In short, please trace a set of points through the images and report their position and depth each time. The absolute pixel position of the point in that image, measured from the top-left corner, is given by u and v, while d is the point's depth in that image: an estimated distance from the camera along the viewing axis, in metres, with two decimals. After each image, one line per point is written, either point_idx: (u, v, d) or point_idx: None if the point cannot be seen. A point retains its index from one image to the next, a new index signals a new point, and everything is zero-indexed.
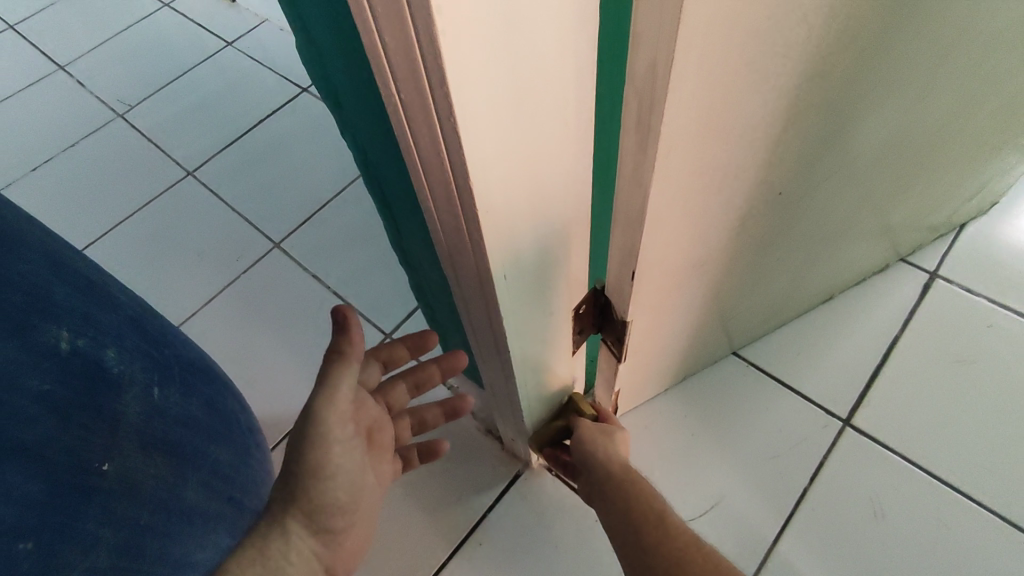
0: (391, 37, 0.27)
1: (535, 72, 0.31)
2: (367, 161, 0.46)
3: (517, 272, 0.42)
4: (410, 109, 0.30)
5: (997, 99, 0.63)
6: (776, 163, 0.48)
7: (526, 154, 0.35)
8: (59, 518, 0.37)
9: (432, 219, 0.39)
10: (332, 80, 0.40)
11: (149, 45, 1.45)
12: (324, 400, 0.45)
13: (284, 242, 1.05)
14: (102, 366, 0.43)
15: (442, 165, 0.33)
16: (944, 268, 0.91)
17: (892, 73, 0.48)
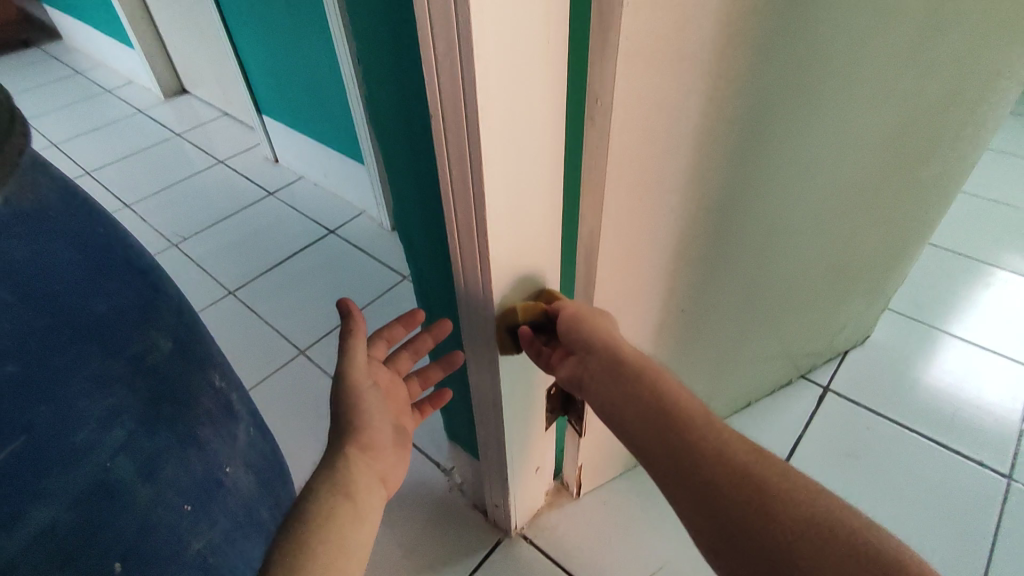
0: (461, 208, 0.52)
1: (532, 229, 0.56)
2: (419, 274, 0.70)
3: (512, 351, 0.65)
4: (464, 242, 0.55)
5: (834, 257, 0.91)
6: (676, 290, 0.75)
7: (524, 272, 0.59)
8: (198, 503, 0.55)
9: (464, 306, 0.62)
10: (407, 225, 0.65)
11: (203, 190, 1.78)
12: (347, 361, 0.60)
13: (309, 349, 1.28)
14: (231, 404, 0.62)
15: (477, 273, 0.56)
16: (835, 384, 1.16)
17: (741, 247, 0.76)
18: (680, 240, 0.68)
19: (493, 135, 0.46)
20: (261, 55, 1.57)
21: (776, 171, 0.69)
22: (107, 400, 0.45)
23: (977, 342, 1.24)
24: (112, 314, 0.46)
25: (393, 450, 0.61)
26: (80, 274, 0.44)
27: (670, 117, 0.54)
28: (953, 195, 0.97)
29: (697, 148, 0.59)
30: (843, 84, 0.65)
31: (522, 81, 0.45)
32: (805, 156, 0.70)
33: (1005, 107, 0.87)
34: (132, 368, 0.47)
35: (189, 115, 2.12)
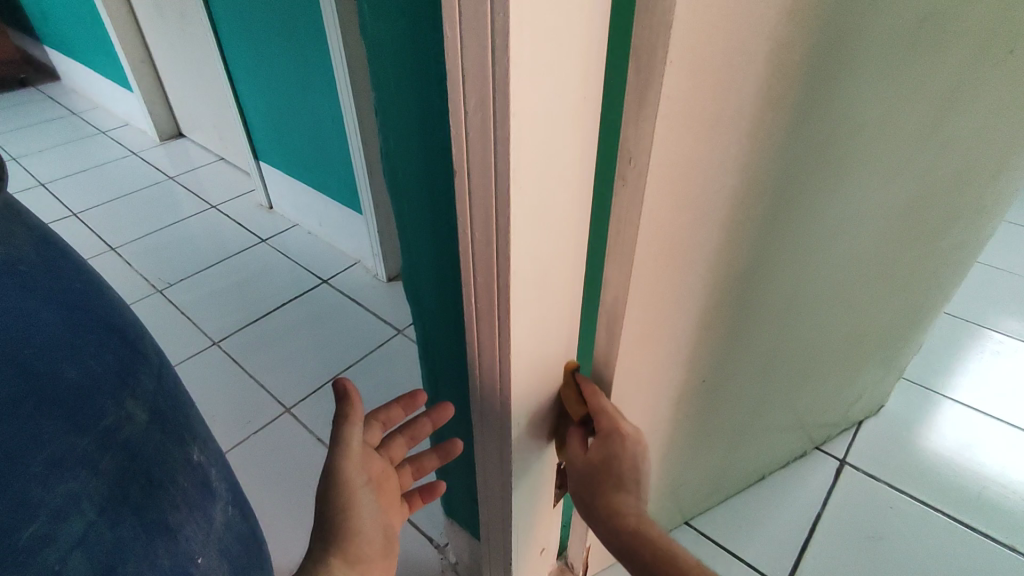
0: (481, 260, 0.46)
1: (554, 286, 0.50)
2: (425, 334, 0.64)
3: (525, 423, 0.59)
4: (479, 296, 0.49)
5: (851, 325, 0.87)
6: (697, 358, 0.69)
7: (542, 335, 0.53)
8: None
9: (474, 367, 0.55)
10: (416, 280, 0.60)
11: (193, 234, 1.73)
12: (341, 453, 0.53)
13: (295, 407, 1.20)
14: (207, 480, 0.55)
15: (492, 331, 0.50)
16: (850, 457, 1.11)
17: (763, 316, 0.72)
18: (705, 310, 0.63)
19: (523, 189, 0.41)
20: (262, 103, 1.55)
21: (802, 240, 0.66)
22: (66, 487, 0.38)
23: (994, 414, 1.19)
24: (84, 384, 0.41)
25: (378, 555, 0.56)
26: (52, 337, 0.40)
27: (704, 184, 0.51)
28: (969, 264, 0.95)
29: (728, 216, 0.55)
30: (870, 155, 0.63)
31: (555, 139, 0.42)
32: (831, 225, 0.67)
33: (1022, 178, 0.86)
34: (100, 445, 0.41)
35: (184, 159, 2.09)
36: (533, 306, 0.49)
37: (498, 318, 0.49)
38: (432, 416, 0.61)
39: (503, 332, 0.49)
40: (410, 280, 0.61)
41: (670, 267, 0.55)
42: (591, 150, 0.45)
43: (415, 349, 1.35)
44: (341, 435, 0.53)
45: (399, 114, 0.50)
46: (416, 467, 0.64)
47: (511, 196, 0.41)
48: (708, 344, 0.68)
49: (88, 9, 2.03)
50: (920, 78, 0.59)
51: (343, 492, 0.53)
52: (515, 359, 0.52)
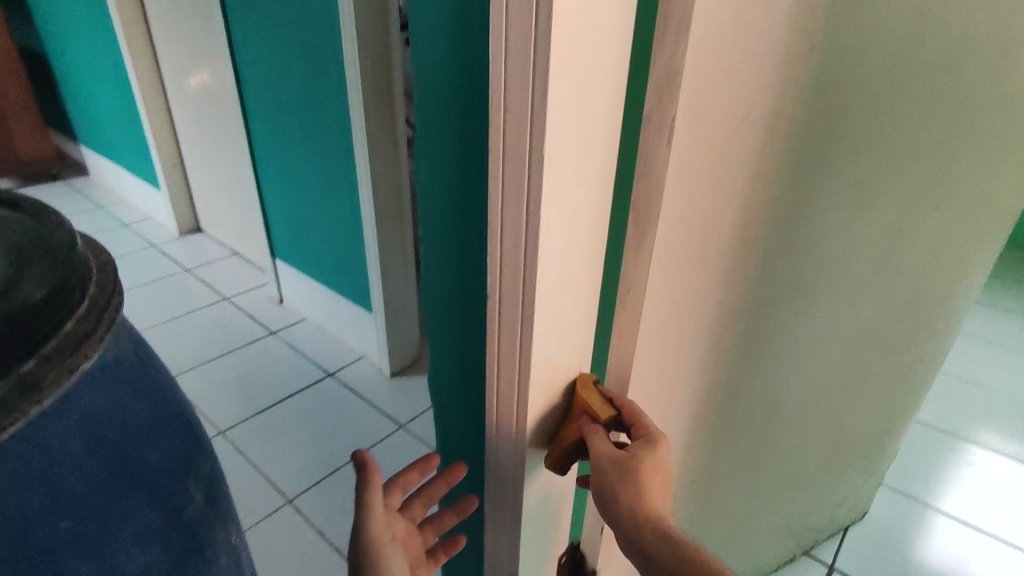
0: (504, 370, 0.54)
1: (565, 393, 0.58)
2: (443, 429, 0.70)
3: (534, 516, 0.64)
4: (501, 400, 0.56)
5: (829, 432, 0.95)
6: (688, 458, 0.76)
7: (552, 436, 0.60)
8: None
9: (491, 465, 0.62)
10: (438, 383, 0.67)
11: (205, 325, 1.80)
12: (366, 518, 0.58)
13: (296, 498, 1.22)
14: (240, 563, 0.59)
15: (510, 432, 0.57)
16: (839, 563, 1.14)
17: (748, 420, 0.79)
18: (694, 411, 0.71)
19: (545, 316, 0.50)
20: (286, 207, 1.69)
21: (779, 353, 0.75)
22: (143, 557, 0.44)
23: (974, 523, 1.24)
24: (163, 467, 0.46)
25: None
26: (142, 424, 0.46)
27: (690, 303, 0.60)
28: (931, 378, 1.04)
29: (711, 330, 0.65)
30: (834, 282, 0.73)
31: (573, 278, 0.51)
32: (803, 340, 0.77)
33: (969, 301, 0.98)
34: (169, 523, 0.47)
35: (201, 253, 2.21)
36: (551, 404, 0.56)
37: (517, 415, 0.55)
38: (445, 477, 0.65)
39: (521, 428, 0.56)
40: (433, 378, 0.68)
41: (662, 372, 0.64)
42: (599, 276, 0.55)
43: (415, 443, 1.39)
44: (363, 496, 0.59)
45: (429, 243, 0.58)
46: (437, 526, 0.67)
47: (536, 316, 0.49)
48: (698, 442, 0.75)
49: (130, 118, 2.23)
50: (868, 222, 0.71)
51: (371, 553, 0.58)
52: (529, 453, 0.58)
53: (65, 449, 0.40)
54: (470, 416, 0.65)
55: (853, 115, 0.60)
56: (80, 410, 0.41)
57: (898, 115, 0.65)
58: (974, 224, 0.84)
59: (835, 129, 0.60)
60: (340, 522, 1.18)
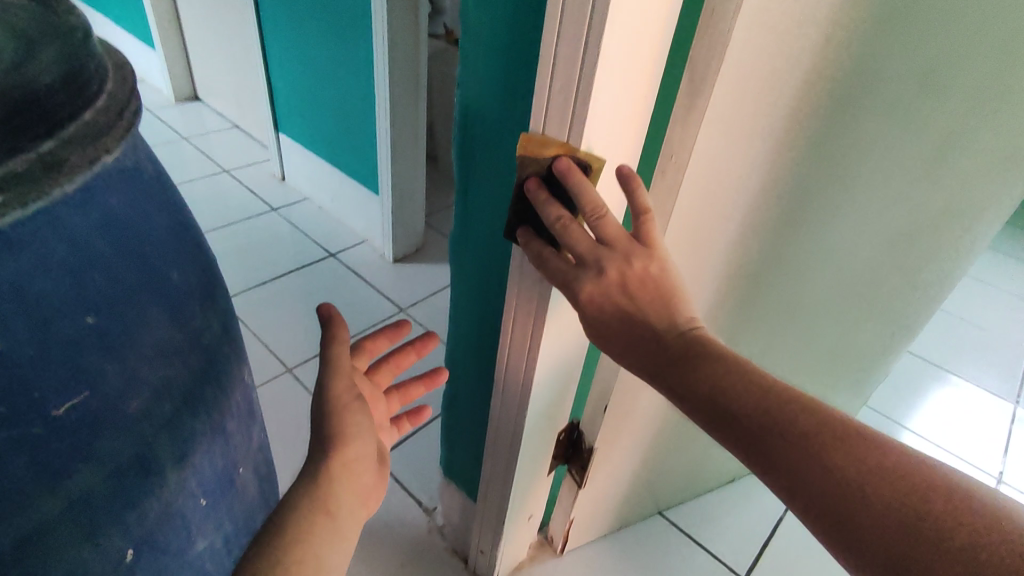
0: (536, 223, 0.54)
1: None
2: (461, 295, 0.71)
3: (544, 380, 0.66)
4: (528, 256, 0.57)
5: (830, 344, 0.96)
6: None
7: (572, 302, 0.61)
8: (217, 495, 0.53)
9: (508, 325, 0.63)
10: (461, 246, 0.67)
11: (203, 195, 1.75)
12: (332, 372, 0.52)
13: (296, 367, 1.24)
14: (250, 403, 0.60)
15: (534, 288, 0.58)
16: None
17: (760, 319, 0.80)
18: (712, 301, 0.71)
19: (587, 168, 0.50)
20: (292, 77, 1.60)
21: (805, 252, 0.74)
22: (164, 372, 0.43)
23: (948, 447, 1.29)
24: (182, 288, 0.46)
25: (371, 474, 0.53)
26: (164, 240, 0.44)
27: (732, 184, 0.59)
28: (938, 302, 1.05)
29: (746, 217, 0.63)
30: (874, 183, 0.71)
31: (617, 134, 0.50)
32: (830, 243, 0.76)
33: (992, 229, 0.96)
34: (190, 344, 0.46)
35: (199, 122, 2.12)
36: None
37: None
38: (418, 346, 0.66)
39: (545, 283, 0.57)
40: (455, 239, 0.68)
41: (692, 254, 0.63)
42: (642, 138, 0.54)
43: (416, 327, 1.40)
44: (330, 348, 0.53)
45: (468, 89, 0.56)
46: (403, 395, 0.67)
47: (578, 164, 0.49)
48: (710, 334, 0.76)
49: None
50: (924, 119, 0.68)
51: (335, 406, 0.51)
52: (550, 311, 0.59)
53: (89, 243, 0.38)
54: (492, 280, 0.66)
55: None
56: (102, 206, 0.39)
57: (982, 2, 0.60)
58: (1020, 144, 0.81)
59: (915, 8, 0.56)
60: None
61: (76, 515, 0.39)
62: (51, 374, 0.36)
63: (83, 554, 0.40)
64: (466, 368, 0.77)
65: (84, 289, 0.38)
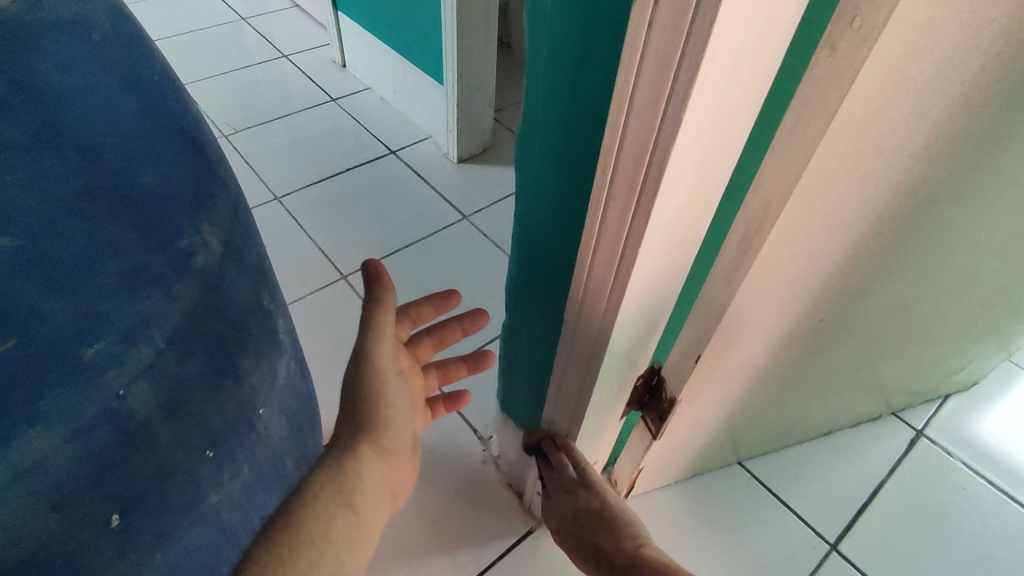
0: (637, 116, 0.38)
1: (708, 172, 0.43)
2: (528, 209, 0.57)
3: (627, 321, 0.53)
4: (621, 163, 0.41)
5: (992, 290, 0.76)
6: (824, 295, 0.60)
7: (675, 228, 0.46)
8: (231, 441, 0.45)
9: (587, 251, 0.50)
10: (530, 145, 0.52)
11: (261, 82, 1.64)
12: (375, 342, 0.50)
13: (351, 275, 1.17)
14: (274, 332, 0.50)
15: (626, 208, 0.43)
16: (929, 430, 1.03)
17: (914, 259, 0.61)
18: (859, 236, 0.53)
19: (727, 29, 0.32)
20: None
21: (999, 175, 0.54)
22: (138, 308, 0.33)
23: None
24: (158, 197, 0.34)
25: (405, 456, 0.55)
26: (126, 133, 0.33)
27: (933, 67, 0.40)
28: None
29: (939, 121, 0.44)
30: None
31: None
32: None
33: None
34: (173, 271, 0.36)
35: (258, 1, 1.97)
36: (686, 178, 0.41)
37: (642, 187, 0.41)
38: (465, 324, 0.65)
39: (643, 205, 0.42)
40: (524, 140, 0.53)
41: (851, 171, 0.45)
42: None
43: (479, 238, 1.27)
44: (372, 324, 0.50)
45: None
46: (443, 372, 0.67)
47: (716, 26, 0.32)
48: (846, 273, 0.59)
49: None
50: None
51: (374, 389, 0.50)
52: (644, 240, 0.45)
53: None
54: (567, 191, 0.51)
55: None
56: (11, 77, 0.27)
57: None
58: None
59: None
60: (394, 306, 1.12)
61: (33, 486, 0.31)
62: None
63: (57, 526, 0.33)
64: (532, 298, 0.65)
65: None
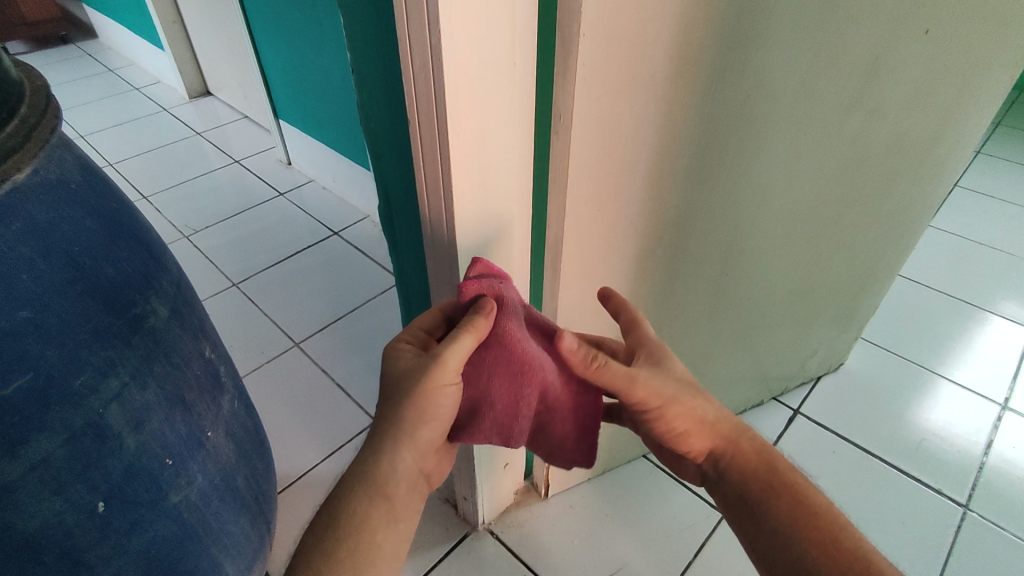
0: None
1: None
2: (398, 260, 0.72)
3: None
4: None
5: (807, 280, 0.95)
6: (660, 300, 0.79)
7: None
8: (192, 449, 0.62)
9: None
10: (393, 224, 0.69)
11: (218, 187, 1.84)
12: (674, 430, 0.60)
13: (303, 342, 1.35)
14: (216, 376, 0.67)
15: None
16: (805, 407, 1.19)
17: (698, 266, 0.79)
18: (654, 251, 0.72)
19: (465, 128, 0.50)
20: (283, 62, 1.64)
21: (738, 177, 0.71)
22: (105, 352, 0.51)
23: (960, 382, 1.25)
24: (119, 279, 0.52)
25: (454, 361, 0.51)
26: (95, 240, 0.51)
27: (635, 131, 0.59)
28: (906, 256, 1.04)
29: (673, 45, 0.54)
30: (773, 167, 0.73)
31: (491, 89, 0.50)
32: (769, 161, 0.72)
33: (950, 183, 0.95)
34: (130, 327, 0.53)
35: (212, 116, 2.21)
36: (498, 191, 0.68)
37: None
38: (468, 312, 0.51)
39: None
40: (397, 270, 0.73)
41: (615, 90, 0.55)
42: (530, 77, 0.53)
43: None
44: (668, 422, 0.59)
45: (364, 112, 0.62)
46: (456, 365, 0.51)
47: (453, 135, 0.50)
48: (649, 239, 0.70)
49: None
50: (826, 89, 0.68)
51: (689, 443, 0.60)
52: None
53: (14, 250, 0.45)
54: (418, 247, 0.67)
55: None
56: (25, 219, 0.46)
57: None
58: (961, 100, 0.81)
59: None
60: (344, 363, 1.31)
61: (40, 474, 0.48)
62: None
63: (61, 501, 0.50)
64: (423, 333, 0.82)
65: None
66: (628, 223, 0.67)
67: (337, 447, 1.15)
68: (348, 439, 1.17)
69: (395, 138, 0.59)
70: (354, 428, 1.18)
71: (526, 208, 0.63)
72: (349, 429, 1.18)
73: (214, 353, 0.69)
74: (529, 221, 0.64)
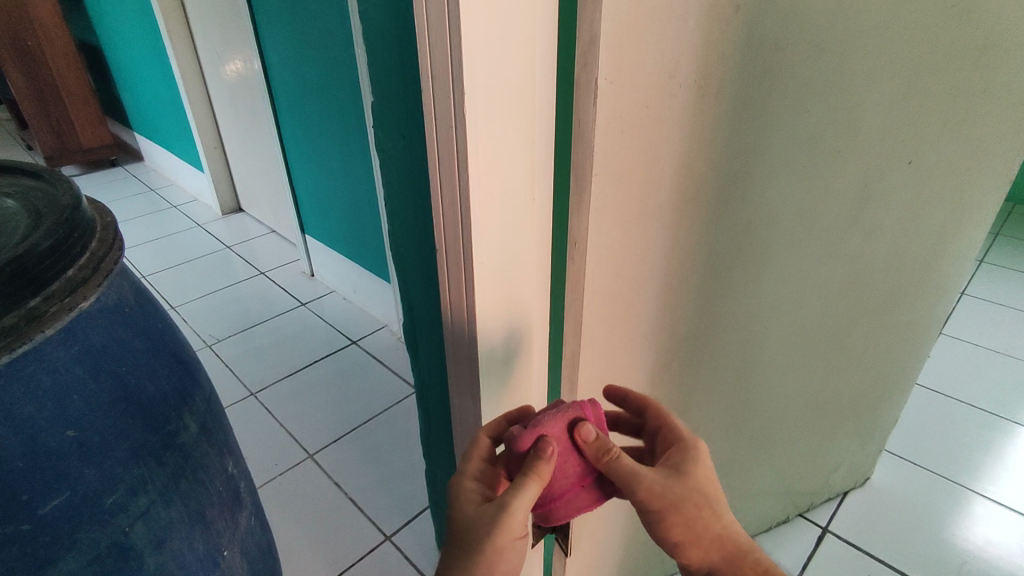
0: None
1: None
2: (421, 373, 0.74)
3: None
4: None
5: (825, 389, 0.96)
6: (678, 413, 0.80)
7: None
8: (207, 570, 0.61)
9: None
10: (417, 339, 0.72)
11: (243, 297, 1.92)
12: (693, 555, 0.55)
13: (316, 453, 1.34)
14: (237, 493, 0.67)
15: None
16: (834, 525, 1.14)
17: (713, 379, 0.80)
18: (669, 364, 0.74)
19: (488, 257, 0.55)
20: (313, 184, 1.77)
21: (747, 292, 0.75)
22: (138, 469, 0.52)
23: (995, 498, 1.20)
24: (158, 396, 0.55)
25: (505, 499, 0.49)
26: (141, 359, 0.54)
27: (645, 255, 0.63)
28: (919, 366, 1.05)
29: (676, 180, 0.60)
30: (779, 283, 0.77)
31: (512, 223, 0.55)
32: (776, 277, 0.76)
33: (955, 294, 0.98)
34: (163, 443, 0.55)
35: (241, 230, 2.35)
36: None
37: None
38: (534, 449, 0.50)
39: None
40: (419, 383, 0.75)
41: (624, 221, 0.60)
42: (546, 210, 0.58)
43: None
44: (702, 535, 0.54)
45: (394, 239, 0.67)
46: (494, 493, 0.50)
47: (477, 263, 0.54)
48: (663, 353, 0.73)
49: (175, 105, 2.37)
50: (824, 212, 0.73)
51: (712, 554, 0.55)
52: None
53: (70, 371, 0.48)
54: (439, 361, 0.69)
55: (801, 74, 0.60)
56: (82, 342, 0.49)
57: (857, 66, 0.64)
58: (953, 219, 0.86)
59: (784, 93, 0.61)
60: (357, 476, 1.29)
61: None
62: (37, 479, 0.46)
63: None
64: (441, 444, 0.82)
65: (25, 418, 0.45)
66: (643, 339, 0.70)
67: (348, 566, 1.11)
68: (360, 557, 1.13)
69: (423, 263, 0.64)
70: (365, 545, 1.15)
71: (544, 325, 0.66)
72: (359, 548, 1.14)
73: (238, 464, 0.70)
74: (546, 337, 0.67)
